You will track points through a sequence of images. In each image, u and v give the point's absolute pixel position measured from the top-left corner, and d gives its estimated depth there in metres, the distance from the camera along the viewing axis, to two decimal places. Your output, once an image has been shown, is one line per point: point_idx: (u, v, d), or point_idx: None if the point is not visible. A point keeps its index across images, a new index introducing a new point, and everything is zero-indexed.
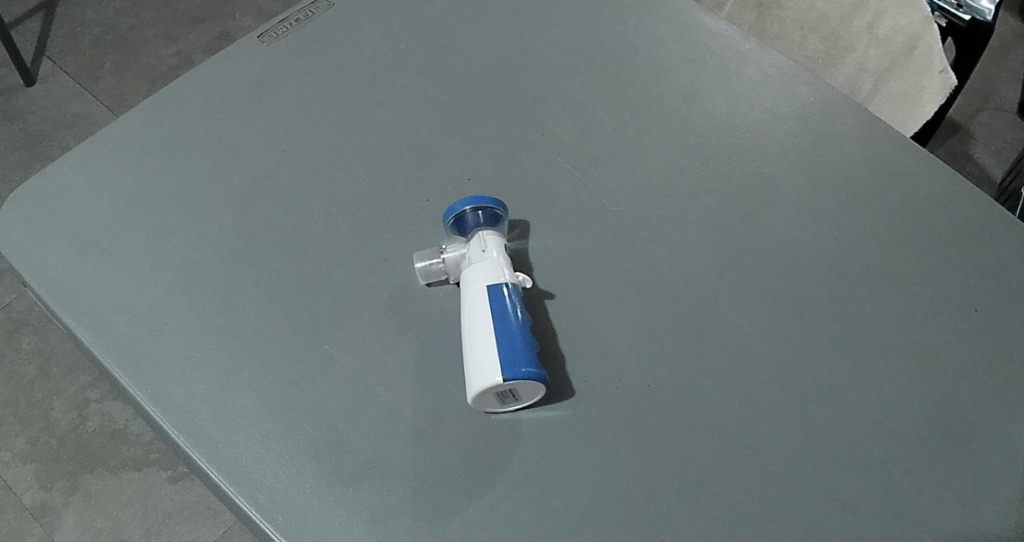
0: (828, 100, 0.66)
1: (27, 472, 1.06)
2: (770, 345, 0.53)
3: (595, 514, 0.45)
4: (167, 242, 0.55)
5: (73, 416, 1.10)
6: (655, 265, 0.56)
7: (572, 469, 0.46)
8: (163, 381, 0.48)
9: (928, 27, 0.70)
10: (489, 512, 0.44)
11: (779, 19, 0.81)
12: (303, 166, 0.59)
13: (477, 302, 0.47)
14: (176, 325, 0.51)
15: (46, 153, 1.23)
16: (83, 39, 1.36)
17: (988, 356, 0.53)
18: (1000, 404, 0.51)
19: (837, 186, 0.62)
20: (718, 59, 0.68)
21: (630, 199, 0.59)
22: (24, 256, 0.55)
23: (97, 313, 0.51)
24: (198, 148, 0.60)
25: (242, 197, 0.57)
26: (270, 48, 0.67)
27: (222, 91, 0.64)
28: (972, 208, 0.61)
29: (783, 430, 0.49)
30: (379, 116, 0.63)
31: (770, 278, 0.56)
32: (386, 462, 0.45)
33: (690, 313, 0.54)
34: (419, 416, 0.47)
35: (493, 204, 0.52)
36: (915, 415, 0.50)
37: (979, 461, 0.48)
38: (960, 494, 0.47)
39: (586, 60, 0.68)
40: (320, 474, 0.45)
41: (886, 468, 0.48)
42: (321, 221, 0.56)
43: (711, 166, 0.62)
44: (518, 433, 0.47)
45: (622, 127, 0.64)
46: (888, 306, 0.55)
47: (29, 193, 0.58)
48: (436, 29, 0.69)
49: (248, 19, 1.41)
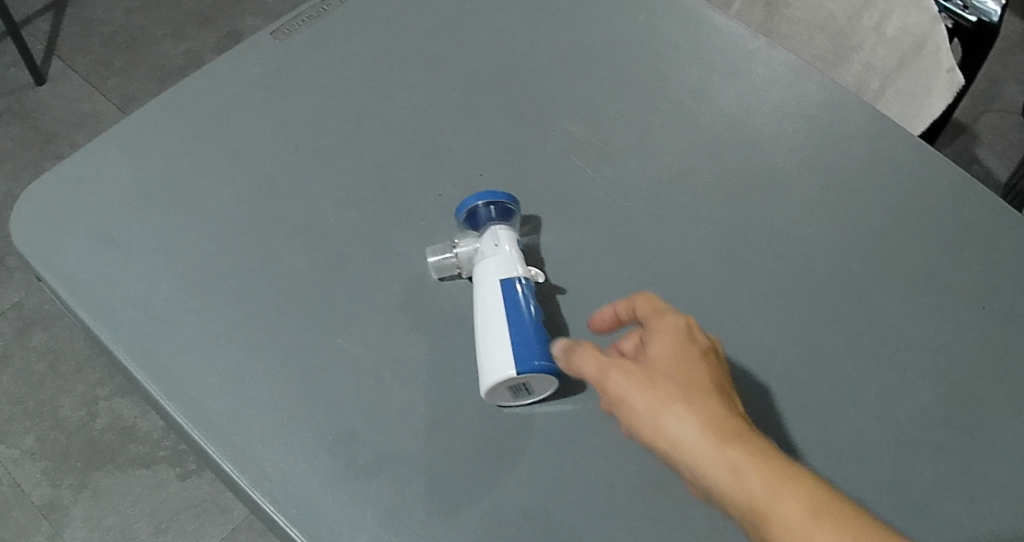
0: (837, 98, 0.66)
1: (36, 469, 1.05)
2: (780, 340, 0.53)
3: (608, 508, 0.45)
4: (180, 236, 0.55)
5: (82, 413, 1.09)
6: (665, 261, 0.56)
7: (584, 463, 0.46)
8: (178, 374, 0.48)
9: (937, 27, 0.69)
10: (502, 506, 0.44)
11: (787, 18, 0.81)
12: (315, 162, 0.60)
13: (492, 299, 0.47)
14: (191, 319, 0.51)
15: (56, 151, 1.24)
16: (93, 39, 1.37)
17: (997, 352, 0.53)
18: (1009, 399, 0.51)
19: (846, 183, 0.62)
20: (728, 57, 0.69)
21: (640, 196, 0.60)
22: (38, 250, 0.55)
23: (113, 307, 0.52)
24: (211, 144, 0.61)
25: (255, 192, 0.58)
26: (281, 44, 0.67)
27: (235, 88, 0.64)
28: (982, 205, 0.61)
29: (795, 425, 0.49)
30: (391, 113, 0.63)
31: (780, 274, 0.56)
32: (399, 455, 0.45)
33: (701, 308, 0.54)
34: (432, 409, 0.47)
35: (505, 199, 0.52)
36: (925, 410, 0.50)
37: (987, 458, 0.49)
38: (970, 489, 0.47)
39: (596, 58, 0.68)
40: (334, 467, 0.45)
41: (896, 463, 0.48)
42: (333, 217, 0.56)
43: (721, 163, 0.62)
44: (530, 428, 0.47)
45: (632, 124, 0.64)
46: (897, 303, 0.56)
47: (44, 186, 0.59)
48: (446, 26, 0.69)
49: (257, 18, 1.41)
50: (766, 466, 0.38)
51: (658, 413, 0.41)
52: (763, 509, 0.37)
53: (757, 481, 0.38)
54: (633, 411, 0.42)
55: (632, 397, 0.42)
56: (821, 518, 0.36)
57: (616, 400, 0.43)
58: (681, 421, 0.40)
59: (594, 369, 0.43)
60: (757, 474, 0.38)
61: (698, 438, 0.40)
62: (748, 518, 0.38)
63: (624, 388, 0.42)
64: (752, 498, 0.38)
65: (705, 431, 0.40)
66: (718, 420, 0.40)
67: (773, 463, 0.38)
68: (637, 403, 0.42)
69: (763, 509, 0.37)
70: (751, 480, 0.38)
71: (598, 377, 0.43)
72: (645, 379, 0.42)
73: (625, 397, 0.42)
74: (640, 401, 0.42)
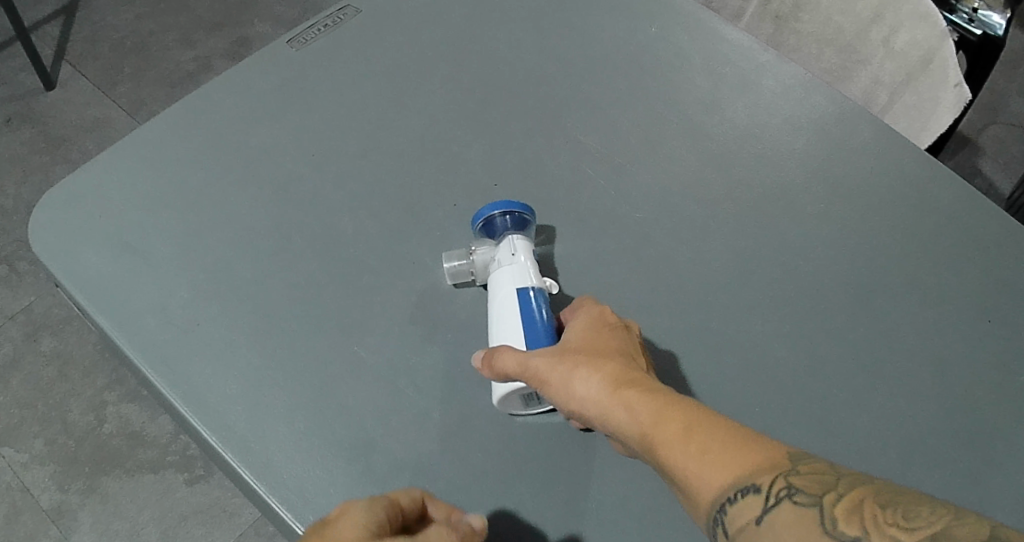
0: (847, 111, 0.67)
1: (44, 474, 1.01)
2: (792, 352, 0.53)
3: (623, 517, 0.45)
4: (198, 244, 0.56)
5: (91, 418, 1.05)
6: (678, 272, 0.57)
7: (599, 472, 0.46)
8: (195, 381, 0.49)
9: (943, 42, 0.70)
10: (517, 514, 0.45)
11: (796, 31, 0.82)
12: (331, 170, 0.60)
13: (499, 304, 0.48)
14: (207, 325, 0.51)
15: (66, 156, 1.24)
16: (103, 44, 1.38)
17: (1007, 364, 0.54)
18: (1018, 412, 0.52)
19: (857, 196, 0.62)
20: (739, 69, 0.69)
21: (653, 207, 0.60)
22: (57, 256, 0.55)
23: (130, 313, 0.52)
24: (228, 152, 0.61)
25: (271, 199, 0.58)
26: (297, 53, 0.68)
27: (250, 96, 0.65)
28: (991, 218, 0.62)
29: (806, 436, 0.50)
30: (405, 122, 0.64)
31: (791, 286, 0.57)
32: (414, 463, 0.46)
33: (713, 319, 0.55)
34: (447, 417, 0.48)
35: (521, 209, 0.53)
36: (934, 423, 0.51)
37: (995, 470, 0.50)
38: (978, 502, 0.48)
39: (608, 69, 0.69)
40: (350, 475, 0.45)
41: (905, 475, 0.49)
42: (349, 225, 0.57)
43: (732, 175, 0.63)
44: (544, 436, 0.47)
45: (644, 135, 0.64)
46: (908, 314, 0.56)
47: (62, 193, 0.59)
48: (460, 37, 0.70)
49: (267, 25, 1.42)
50: (656, 401, 0.39)
51: (559, 375, 0.42)
52: (655, 438, 0.37)
53: (649, 415, 0.38)
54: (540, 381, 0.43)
55: (534, 364, 0.43)
56: (703, 433, 0.36)
57: (522, 372, 0.43)
58: (585, 381, 0.42)
59: (509, 355, 0.44)
60: (647, 409, 0.38)
61: (596, 388, 0.41)
62: (652, 456, 0.38)
63: (526, 359, 0.44)
64: (647, 434, 0.38)
65: (602, 382, 0.41)
66: (617, 373, 0.42)
67: (661, 398, 0.39)
68: (539, 368, 0.43)
69: (657, 441, 0.37)
70: (641, 416, 0.38)
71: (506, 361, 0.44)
72: (547, 351, 0.44)
73: (531, 366, 0.43)
74: (540, 364, 0.43)
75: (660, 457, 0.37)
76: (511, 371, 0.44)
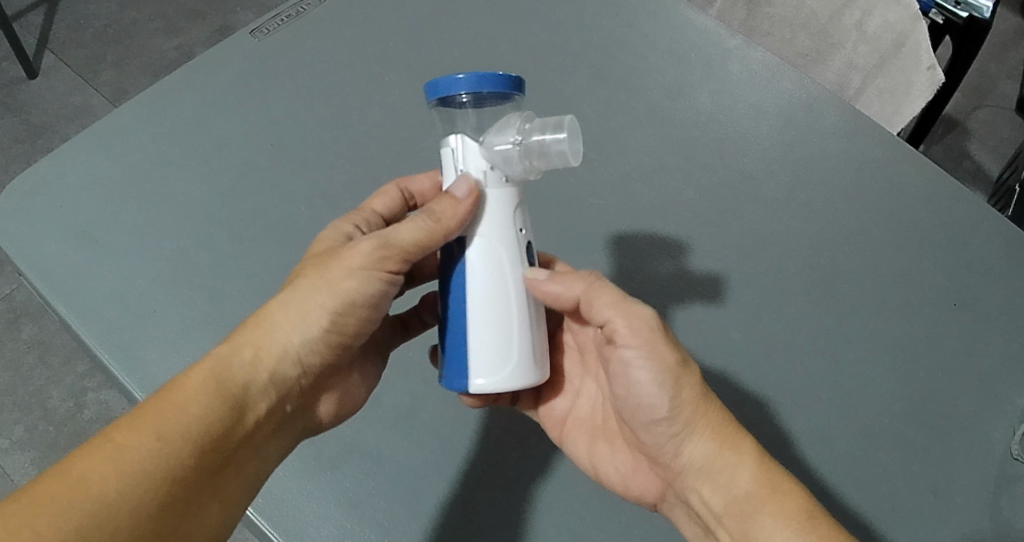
0: (813, 97, 0.67)
1: (25, 459, 0.94)
2: (738, 336, 0.55)
3: (552, 496, 0.49)
4: (157, 234, 0.57)
5: (70, 404, 0.98)
6: (632, 258, 0.58)
7: (533, 455, 0.51)
8: (151, 368, 0.51)
9: (916, 25, 0.69)
10: (455, 494, 0.49)
11: (768, 17, 0.80)
12: (294, 161, 0.61)
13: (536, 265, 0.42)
14: (167, 314, 0.53)
15: (46, 145, 1.22)
16: (85, 32, 1.35)
17: (954, 351, 0.55)
18: (964, 400, 0.54)
19: (816, 180, 0.63)
20: (704, 55, 0.69)
21: (612, 192, 0.61)
22: (17, 246, 0.57)
23: (88, 302, 0.54)
24: (189, 141, 0.62)
25: (230, 190, 0.59)
26: (261, 44, 0.68)
27: (212, 85, 0.65)
28: (956, 204, 0.62)
29: (751, 424, 0.52)
30: (366, 110, 0.64)
31: (744, 270, 0.58)
32: (358, 448, 0.50)
33: (666, 307, 0.56)
34: (396, 402, 0.52)
35: (505, 88, 0.39)
36: (884, 410, 0.53)
37: (929, 452, 0.52)
38: (908, 483, 0.51)
39: (573, 55, 0.68)
40: (298, 456, 0.49)
41: (847, 459, 0.51)
42: (307, 212, 0.58)
43: (693, 161, 0.63)
44: (480, 422, 0.52)
45: (607, 123, 0.64)
46: (860, 299, 0.57)
47: (27, 182, 0.60)
48: (425, 24, 0.70)
49: (249, 12, 1.39)
50: (765, 471, 0.38)
51: (674, 374, 0.39)
52: (762, 507, 0.37)
53: (757, 482, 0.38)
54: (627, 367, 0.40)
55: (666, 353, 0.39)
56: (820, 531, 0.36)
57: (646, 343, 0.39)
58: (694, 395, 0.39)
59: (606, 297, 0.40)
60: (755, 476, 0.38)
61: (709, 424, 0.39)
62: (737, 522, 0.38)
63: (659, 337, 0.39)
64: (749, 497, 0.38)
65: (714, 424, 0.39)
66: (725, 416, 0.40)
67: (771, 468, 0.38)
68: (668, 358, 0.39)
69: (759, 512, 0.37)
70: (751, 484, 0.38)
71: (631, 315, 0.40)
72: (671, 337, 0.40)
73: (637, 327, 0.40)
74: (666, 352, 0.39)
75: (751, 523, 0.37)
76: (631, 328, 0.39)
